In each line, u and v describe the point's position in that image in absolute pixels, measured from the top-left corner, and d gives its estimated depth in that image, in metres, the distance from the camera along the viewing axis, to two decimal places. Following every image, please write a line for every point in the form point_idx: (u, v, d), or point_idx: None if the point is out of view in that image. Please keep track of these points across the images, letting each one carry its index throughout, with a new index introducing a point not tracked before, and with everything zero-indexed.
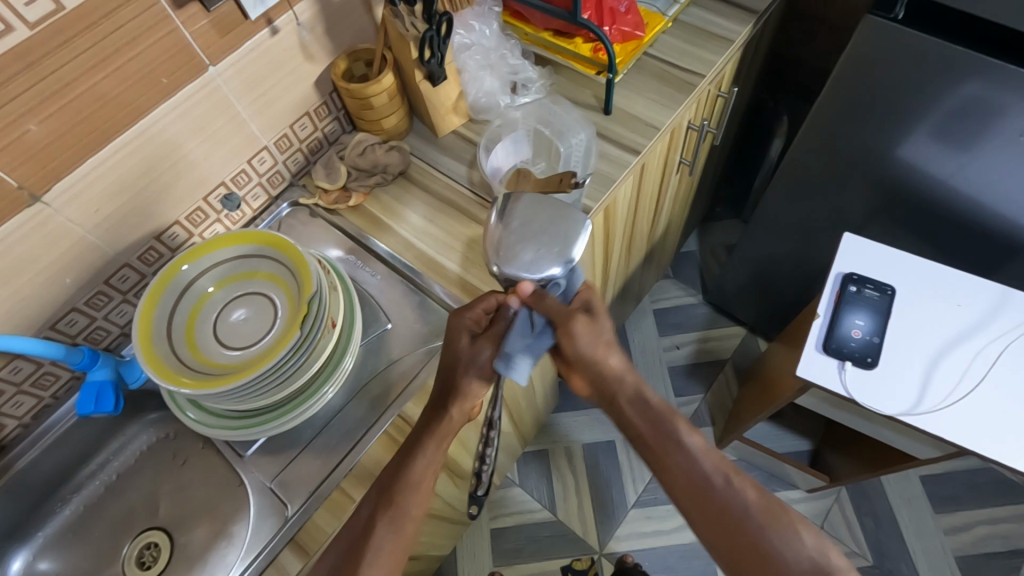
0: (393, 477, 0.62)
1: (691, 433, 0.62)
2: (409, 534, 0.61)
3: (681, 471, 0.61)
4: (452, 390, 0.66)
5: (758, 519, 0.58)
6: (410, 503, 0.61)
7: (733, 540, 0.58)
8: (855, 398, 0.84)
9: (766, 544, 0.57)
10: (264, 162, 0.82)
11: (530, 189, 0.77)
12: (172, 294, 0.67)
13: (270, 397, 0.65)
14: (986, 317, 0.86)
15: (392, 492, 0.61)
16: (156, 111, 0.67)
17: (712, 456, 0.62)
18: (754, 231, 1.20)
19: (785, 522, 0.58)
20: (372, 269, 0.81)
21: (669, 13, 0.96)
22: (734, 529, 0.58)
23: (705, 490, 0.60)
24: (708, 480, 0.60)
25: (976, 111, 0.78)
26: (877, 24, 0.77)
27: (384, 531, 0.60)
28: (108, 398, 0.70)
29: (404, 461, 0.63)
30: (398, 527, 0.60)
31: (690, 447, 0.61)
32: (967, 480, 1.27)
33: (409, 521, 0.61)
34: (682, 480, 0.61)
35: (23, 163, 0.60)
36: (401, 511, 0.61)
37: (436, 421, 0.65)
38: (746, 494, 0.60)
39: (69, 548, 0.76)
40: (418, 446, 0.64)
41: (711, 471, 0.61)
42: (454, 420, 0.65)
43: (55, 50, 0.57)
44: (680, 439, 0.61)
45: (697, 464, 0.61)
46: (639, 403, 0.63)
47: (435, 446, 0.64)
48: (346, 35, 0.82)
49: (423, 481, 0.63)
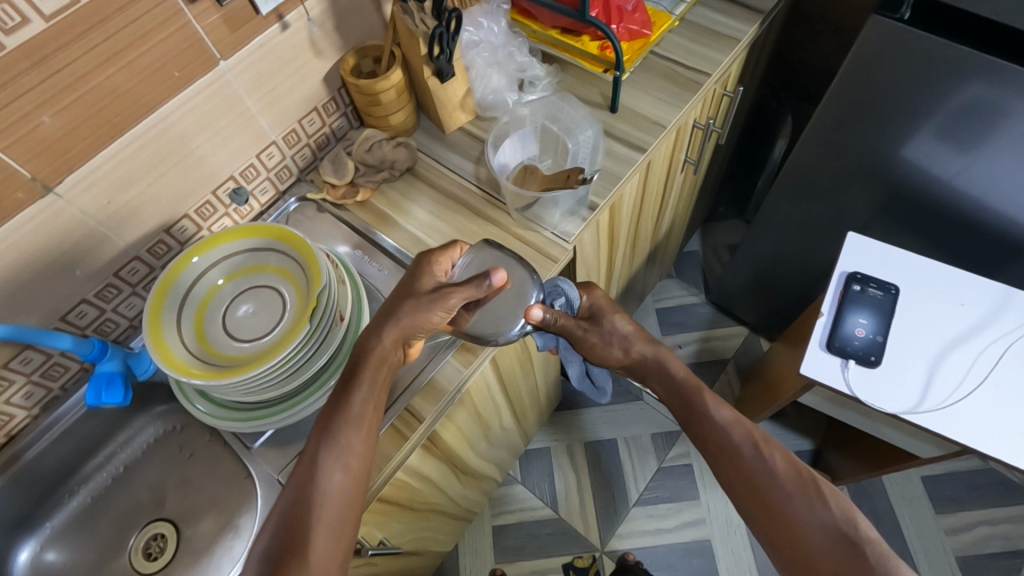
0: (332, 416, 0.62)
1: (720, 406, 0.69)
2: (358, 475, 0.61)
3: (713, 439, 0.68)
4: (387, 324, 0.65)
5: (785, 484, 0.63)
6: (352, 438, 0.61)
7: (760, 502, 0.64)
8: (859, 397, 0.84)
9: (788, 507, 0.62)
10: (273, 157, 0.83)
11: (536, 187, 0.79)
12: (183, 285, 0.68)
13: (279, 389, 0.66)
14: (989, 316, 0.86)
15: (332, 432, 0.61)
16: (167, 105, 0.68)
17: (742, 427, 0.68)
18: (757, 230, 1.21)
19: (811, 490, 0.63)
20: (378, 263, 0.82)
21: (676, 12, 0.95)
22: (762, 492, 0.64)
23: (734, 455, 0.66)
24: (736, 448, 0.66)
25: (982, 111, 0.78)
26: (883, 25, 0.77)
27: (337, 479, 0.59)
28: (117, 388, 0.71)
29: (341, 398, 0.63)
30: (345, 466, 0.60)
31: (719, 419, 0.68)
32: (968, 481, 1.27)
33: (354, 458, 0.61)
34: (713, 445, 0.68)
35: (37, 155, 0.60)
36: (344, 449, 0.60)
37: (365, 355, 0.64)
38: (773, 462, 0.65)
39: (76, 540, 0.77)
40: (352, 383, 0.63)
41: (740, 440, 0.67)
42: (389, 347, 0.65)
43: (70, 43, 0.57)
44: (707, 411, 0.69)
45: (726, 433, 0.67)
46: (667, 381, 0.72)
47: (369, 382, 0.64)
48: (355, 31, 0.83)
49: (365, 416, 0.63)
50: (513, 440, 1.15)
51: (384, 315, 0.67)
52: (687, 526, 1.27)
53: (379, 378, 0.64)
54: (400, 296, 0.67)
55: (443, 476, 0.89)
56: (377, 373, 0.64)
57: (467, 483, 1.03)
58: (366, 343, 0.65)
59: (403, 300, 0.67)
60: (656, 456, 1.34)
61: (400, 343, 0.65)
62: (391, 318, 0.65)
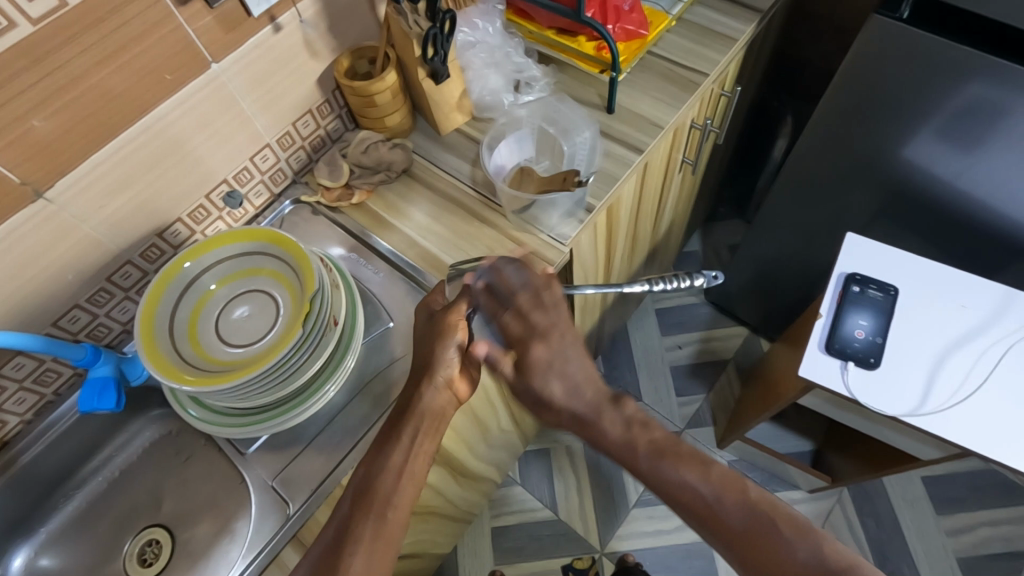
0: (370, 472, 0.61)
1: (667, 460, 0.61)
2: (394, 530, 0.59)
3: (671, 492, 0.60)
4: (425, 368, 0.65)
5: (757, 530, 0.56)
6: (390, 491, 0.60)
7: (746, 556, 0.56)
8: (859, 399, 0.83)
9: (772, 556, 0.54)
10: (267, 159, 0.82)
11: (533, 190, 0.78)
12: (174, 290, 0.67)
13: (272, 394, 0.65)
14: (991, 318, 0.85)
15: (371, 490, 0.60)
16: (160, 107, 0.67)
17: (698, 475, 0.60)
18: (757, 230, 1.20)
19: (787, 532, 0.55)
20: (374, 266, 0.82)
21: (673, 12, 0.94)
22: (740, 546, 0.56)
23: (696, 511, 0.58)
24: (696, 498, 0.59)
25: (982, 111, 0.77)
26: (882, 24, 0.76)
27: (372, 533, 0.58)
28: (110, 394, 0.70)
29: (379, 454, 0.62)
30: (381, 518, 0.59)
31: (668, 473, 0.60)
32: (970, 482, 1.26)
33: (391, 511, 0.59)
34: (674, 505, 0.60)
35: (28, 159, 0.60)
36: (381, 502, 0.59)
37: (411, 406, 0.64)
38: (738, 505, 0.58)
39: (70, 545, 0.76)
40: (394, 435, 0.63)
41: (696, 490, 0.59)
42: (437, 392, 0.64)
43: (59, 46, 0.57)
44: (657, 473, 0.61)
45: (681, 490, 0.59)
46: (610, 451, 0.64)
47: (412, 432, 0.63)
48: (349, 32, 0.82)
49: (407, 467, 0.62)
50: (511, 443, 1.16)
51: (418, 356, 0.67)
52: (687, 528, 1.26)
53: (423, 426, 0.63)
54: (419, 336, 0.68)
55: (441, 479, 0.89)
56: (421, 421, 0.63)
57: (466, 486, 1.03)
58: (410, 394, 0.65)
59: (424, 335, 0.68)
60: None
61: (444, 383, 0.65)
62: (424, 356, 0.66)
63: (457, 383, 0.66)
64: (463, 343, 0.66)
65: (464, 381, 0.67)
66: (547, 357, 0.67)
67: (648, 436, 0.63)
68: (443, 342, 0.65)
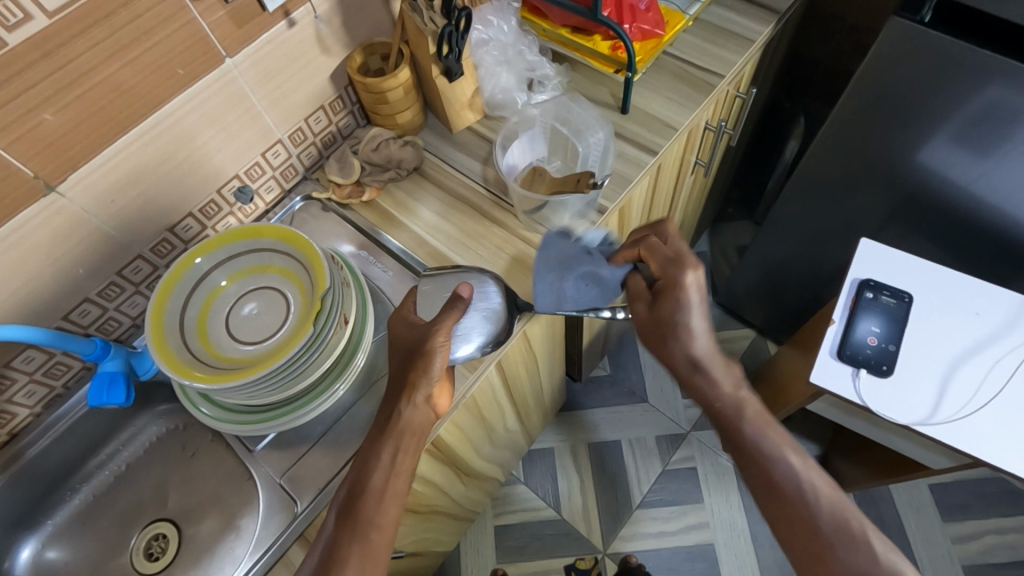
0: (354, 493, 0.60)
1: (769, 433, 0.63)
2: (380, 552, 0.58)
3: (759, 469, 0.62)
4: (403, 383, 0.63)
5: (827, 532, 0.57)
6: (375, 512, 0.58)
7: (801, 540, 0.58)
8: (870, 406, 0.82)
9: (830, 552, 0.56)
10: (278, 155, 0.82)
11: (544, 190, 0.79)
12: (185, 286, 0.67)
13: (283, 392, 0.65)
14: (1003, 329, 0.84)
15: (354, 511, 0.59)
16: (172, 102, 0.67)
17: (794, 455, 0.62)
18: (768, 233, 1.19)
19: (856, 534, 0.57)
20: (383, 265, 0.81)
21: (689, 11, 0.93)
22: (803, 532, 0.58)
23: (778, 493, 0.60)
24: (781, 481, 0.60)
25: (1003, 116, 0.76)
26: (903, 28, 0.75)
27: (356, 558, 0.56)
28: (119, 389, 0.70)
29: (360, 476, 0.60)
30: (364, 539, 0.57)
31: (769, 450, 0.62)
32: (977, 489, 1.26)
33: (374, 532, 0.58)
34: (757, 476, 0.62)
35: (38, 153, 0.59)
36: (365, 522, 0.58)
37: (389, 422, 0.62)
38: (819, 499, 0.59)
39: (77, 538, 0.77)
40: (377, 450, 0.61)
41: (790, 471, 0.61)
42: (415, 409, 0.62)
43: (72, 39, 0.56)
44: (759, 441, 0.63)
45: (774, 463, 0.61)
46: (710, 407, 0.66)
47: (392, 450, 0.61)
48: (362, 27, 0.81)
49: (388, 486, 0.60)
50: (518, 441, 1.15)
51: (397, 371, 0.64)
52: (690, 530, 1.26)
53: (403, 444, 0.61)
54: (399, 352, 0.65)
55: (446, 478, 0.89)
56: (402, 437, 0.62)
57: (472, 484, 1.03)
58: (388, 411, 0.63)
59: (405, 351, 0.65)
60: (660, 459, 1.33)
61: (424, 401, 0.63)
62: (403, 371, 0.63)
63: (438, 399, 0.64)
64: (445, 363, 0.63)
65: (443, 395, 0.65)
66: (697, 287, 0.64)
67: (750, 404, 0.65)
68: (424, 360, 0.62)
